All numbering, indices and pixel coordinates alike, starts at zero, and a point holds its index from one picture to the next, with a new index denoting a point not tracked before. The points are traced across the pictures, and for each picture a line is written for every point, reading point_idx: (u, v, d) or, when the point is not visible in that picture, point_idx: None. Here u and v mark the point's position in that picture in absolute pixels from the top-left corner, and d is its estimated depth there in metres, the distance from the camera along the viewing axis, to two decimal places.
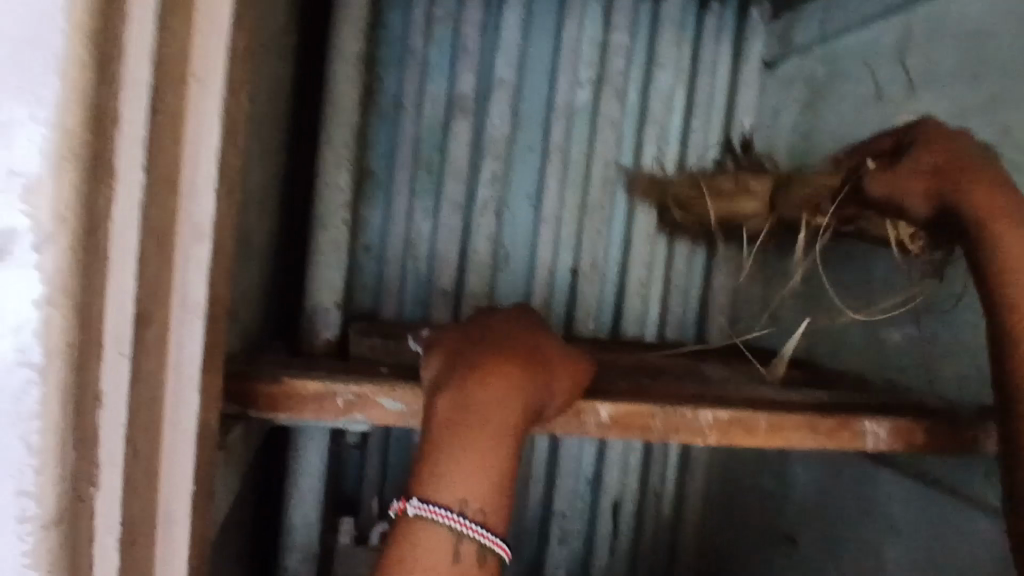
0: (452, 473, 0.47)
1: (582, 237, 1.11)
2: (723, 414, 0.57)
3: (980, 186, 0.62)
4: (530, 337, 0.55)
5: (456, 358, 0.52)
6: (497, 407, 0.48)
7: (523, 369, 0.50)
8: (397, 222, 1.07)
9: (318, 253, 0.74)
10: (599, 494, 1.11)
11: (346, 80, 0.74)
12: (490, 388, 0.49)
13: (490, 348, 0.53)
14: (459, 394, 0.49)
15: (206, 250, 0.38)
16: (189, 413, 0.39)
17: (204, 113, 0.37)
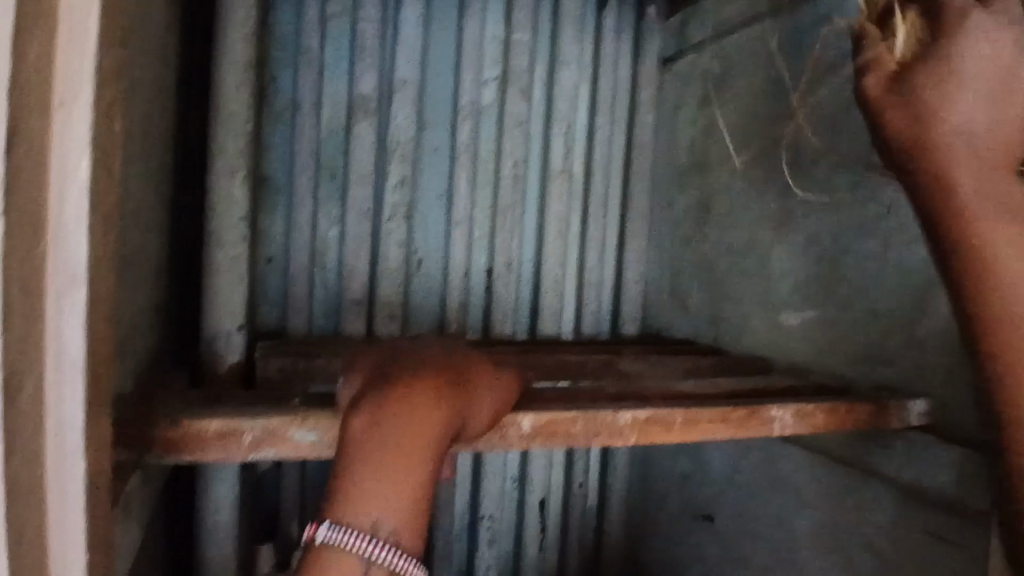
0: (365, 497, 0.45)
1: (495, 237, 1.10)
2: (640, 413, 0.58)
3: (974, 170, 0.53)
4: (450, 352, 0.54)
5: (373, 375, 0.50)
6: (410, 424, 0.46)
7: (443, 383, 0.49)
8: (301, 231, 1.02)
9: (215, 272, 0.70)
10: (525, 493, 1.11)
11: (236, 87, 0.69)
12: (403, 404, 0.47)
13: (409, 364, 0.51)
14: (373, 412, 0.47)
15: (83, 301, 0.33)
16: (76, 481, 0.34)
17: (69, 144, 0.32)
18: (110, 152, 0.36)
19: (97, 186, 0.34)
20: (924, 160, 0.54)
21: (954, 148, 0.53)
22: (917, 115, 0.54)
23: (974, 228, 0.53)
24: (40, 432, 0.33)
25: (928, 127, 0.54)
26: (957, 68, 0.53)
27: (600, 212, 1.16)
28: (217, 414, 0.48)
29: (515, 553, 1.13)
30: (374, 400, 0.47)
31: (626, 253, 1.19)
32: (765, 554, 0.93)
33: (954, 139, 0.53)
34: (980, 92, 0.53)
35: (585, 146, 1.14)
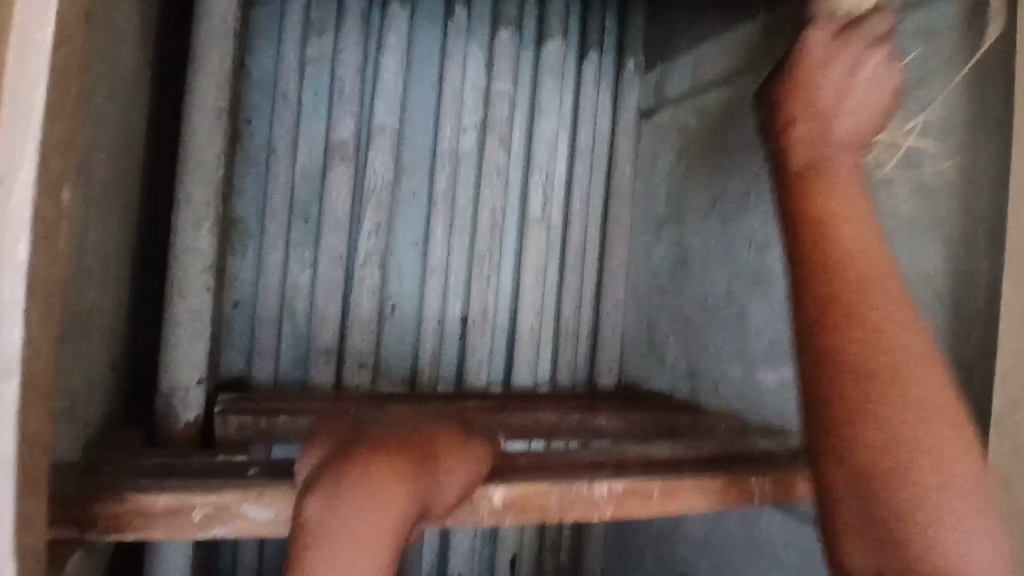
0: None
1: (471, 286, 1.09)
2: (617, 485, 0.56)
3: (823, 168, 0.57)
4: (418, 418, 0.52)
5: (337, 444, 0.47)
6: (377, 494, 0.43)
7: (407, 461, 0.45)
8: (271, 275, 0.99)
9: (176, 323, 0.67)
10: (496, 551, 1.08)
11: (206, 134, 0.67)
12: (369, 472, 0.44)
13: (374, 431, 0.48)
14: (327, 496, 0.43)
15: (14, 391, 0.31)
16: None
17: (11, 223, 0.30)
18: (59, 224, 0.34)
19: (40, 266, 0.32)
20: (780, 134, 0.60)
21: (804, 126, 0.59)
22: (781, 93, 0.61)
23: (821, 216, 0.55)
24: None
25: (790, 100, 0.60)
26: (814, 63, 0.59)
27: (577, 261, 1.15)
28: (165, 488, 0.44)
29: None
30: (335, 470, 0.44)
31: (603, 303, 1.18)
32: None
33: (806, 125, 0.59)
34: (829, 91, 0.59)
35: (563, 195, 1.14)
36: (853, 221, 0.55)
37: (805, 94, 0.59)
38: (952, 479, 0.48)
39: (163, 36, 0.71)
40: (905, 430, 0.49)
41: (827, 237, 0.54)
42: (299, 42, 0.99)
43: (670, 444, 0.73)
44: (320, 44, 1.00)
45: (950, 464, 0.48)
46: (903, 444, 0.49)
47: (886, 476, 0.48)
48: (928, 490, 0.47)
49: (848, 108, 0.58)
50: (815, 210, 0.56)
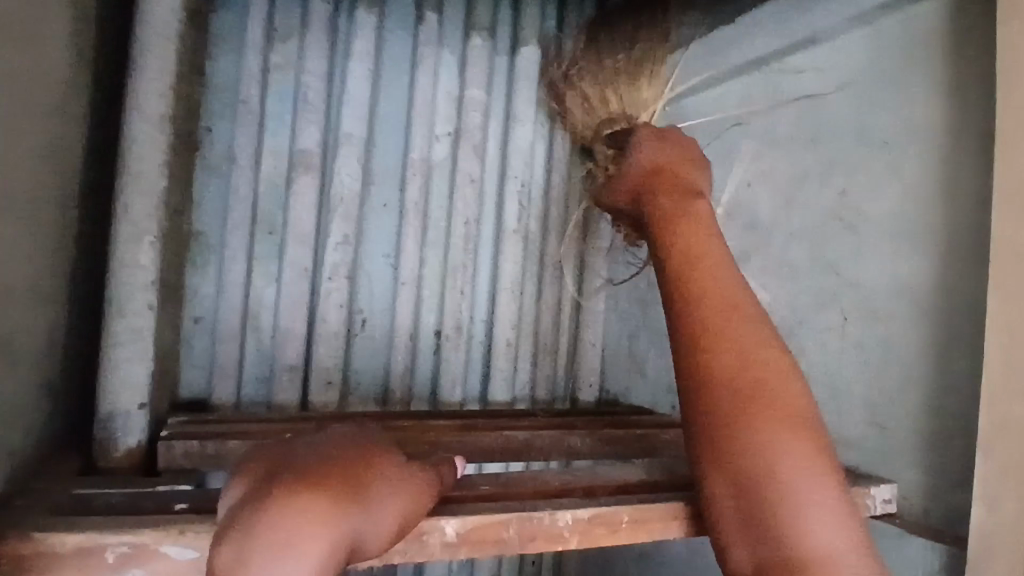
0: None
1: (444, 300, 1.05)
2: (583, 513, 0.52)
3: (675, 176, 0.66)
4: (356, 437, 0.47)
5: (263, 476, 0.42)
6: (302, 539, 0.38)
7: (333, 501, 0.40)
8: (232, 291, 0.95)
9: (115, 343, 0.62)
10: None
11: (146, 142, 0.63)
12: (293, 515, 0.39)
13: (301, 459, 0.43)
14: (240, 542, 0.38)
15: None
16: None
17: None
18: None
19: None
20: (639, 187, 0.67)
21: (667, 173, 0.66)
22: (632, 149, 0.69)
23: (663, 199, 0.64)
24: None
25: (660, 145, 0.68)
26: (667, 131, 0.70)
27: (554, 273, 1.12)
28: (78, 525, 0.41)
29: None
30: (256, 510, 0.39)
31: (584, 316, 1.14)
32: None
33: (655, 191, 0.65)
34: (656, 145, 0.68)
35: (539, 204, 1.10)
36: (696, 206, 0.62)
37: (657, 142, 0.68)
38: (807, 483, 0.50)
39: (104, 40, 0.67)
40: (763, 442, 0.51)
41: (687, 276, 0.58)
42: (262, 49, 0.96)
43: (644, 463, 0.69)
44: (284, 51, 0.97)
45: (811, 473, 0.50)
46: (768, 450, 0.51)
47: (753, 481, 0.50)
48: (787, 486, 0.50)
49: (675, 156, 0.67)
50: (659, 198, 0.64)
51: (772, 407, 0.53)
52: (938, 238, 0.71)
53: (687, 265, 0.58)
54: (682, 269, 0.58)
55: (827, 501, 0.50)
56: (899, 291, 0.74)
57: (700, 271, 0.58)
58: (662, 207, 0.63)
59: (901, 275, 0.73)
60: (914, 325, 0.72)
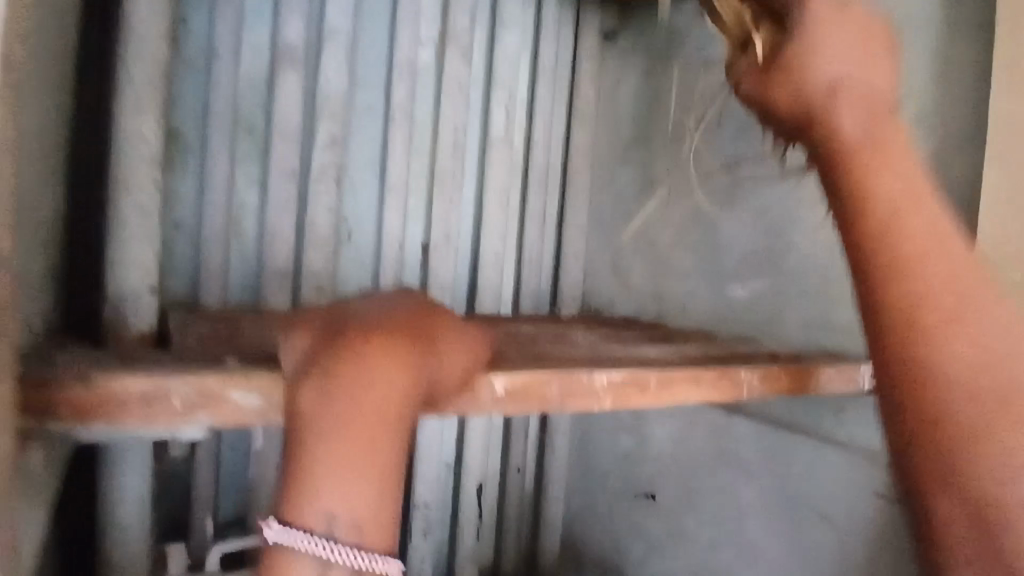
0: (324, 504, 0.38)
1: (432, 210, 1.03)
2: (617, 375, 0.54)
3: (795, 64, 0.48)
4: (411, 305, 0.49)
5: (326, 328, 0.44)
6: (378, 394, 0.41)
7: (408, 352, 0.43)
8: (217, 191, 0.90)
9: (123, 223, 0.62)
10: (462, 478, 1.06)
11: (148, 8, 0.62)
12: (370, 373, 0.41)
13: (367, 319, 0.44)
14: (321, 387, 0.40)
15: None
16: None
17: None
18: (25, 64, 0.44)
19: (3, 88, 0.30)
20: (778, 80, 0.49)
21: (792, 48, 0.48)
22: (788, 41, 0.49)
23: (824, 131, 0.47)
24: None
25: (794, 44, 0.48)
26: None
27: (541, 186, 1.11)
28: (137, 373, 0.39)
29: (449, 541, 1.08)
30: (331, 367, 0.41)
31: (566, 230, 1.15)
32: (710, 528, 0.93)
33: (830, 83, 0.47)
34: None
35: (526, 114, 1.08)
36: (864, 125, 0.46)
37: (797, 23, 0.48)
38: None
39: None
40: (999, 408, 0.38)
41: (878, 206, 0.43)
42: None
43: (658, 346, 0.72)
44: None
45: None
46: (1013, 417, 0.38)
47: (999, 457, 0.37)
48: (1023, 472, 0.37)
49: (832, 41, 0.47)
50: (836, 141, 0.46)
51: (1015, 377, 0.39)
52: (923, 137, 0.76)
53: (874, 186, 0.44)
54: (889, 202, 0.43)
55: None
56: None
57: (893, 177, 0.44)
58: (884, 179, 0.44)
59: None
60: None
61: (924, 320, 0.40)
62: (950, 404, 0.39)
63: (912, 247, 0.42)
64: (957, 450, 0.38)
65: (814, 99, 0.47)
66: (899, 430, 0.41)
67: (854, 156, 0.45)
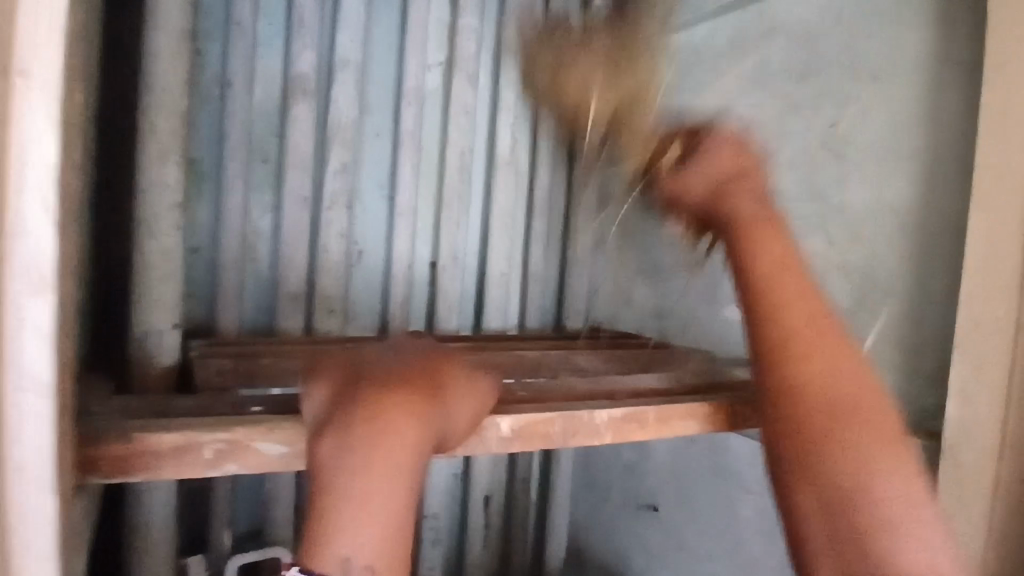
0: (343, 551, 0.42)
1: (440, 231, 1.05)
2: (617, 412, 0.57)
3: (696, 172, 0.58)
4: (422, 351, 0.51)
5: (347, 378, 0.47)
6: (390, 447, 0.44)
7: (421, 404, 0.46)
8: (232, 217, 0.93)
9: (148, 265, 0.67)
10: (469, 490, 1.09)
11: (168, 56, 0.67)
12: (383, 427, 0.44)
13: (381, 370, 0.47)
14: (341, 438, 0.43)
15: (49, 315, 0.30)
16: (42, 512, 0.31)
17: (27, 126, 0.29)
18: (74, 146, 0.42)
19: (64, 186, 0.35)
20: (683, 187, 0.59)
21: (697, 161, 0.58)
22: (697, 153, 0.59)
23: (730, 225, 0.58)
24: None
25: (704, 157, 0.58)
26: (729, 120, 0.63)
27: (545, 206, 1.13)
28: (170, 426, 0.42)
29: (457, 551, 1.11)
30: (347, 422, 0.44)
31: (572, 247, 1.16)
32: (709, 541, 0.96)
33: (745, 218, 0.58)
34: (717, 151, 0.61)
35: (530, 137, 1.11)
36: (751, 215, 0.58)
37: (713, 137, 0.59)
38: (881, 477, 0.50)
39: None
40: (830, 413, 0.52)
41: (777, 310, 0.55)
42: None
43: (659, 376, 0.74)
44: None
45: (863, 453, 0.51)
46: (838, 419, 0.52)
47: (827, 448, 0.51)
48: (847, 459, 0.51)
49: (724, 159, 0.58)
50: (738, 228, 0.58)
51: (842, 391, 0.53)
52: (910, 165, 0.77)
53: (777, 289, 0.56)
54: (783, 301, 0.55)
55: (910, 508, 0.50)
56: (885, 213, 0.79)
57: (761, 257, 0.57)
58: (765, 253, 0.57)
59: (884, 199, 0.79)
60: (895, 244, 0.78)
61: (790, 373, 0.54)
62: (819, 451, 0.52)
63: (800, 334, 0.54)
64: (826, 485, 0.51)
65: (718, 196, 0.58)
66: (783, 470, 0.53)
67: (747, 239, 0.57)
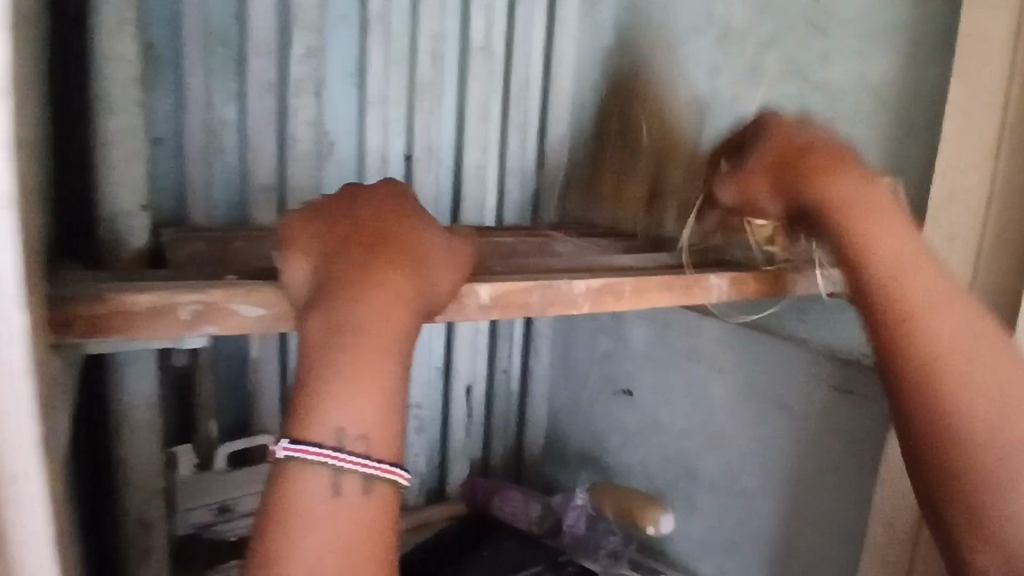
0: (329, 409, 0.43)
1: (413, 120, 1.02)
2: (594, 283, 0.57)
3: (830, 177, 0.61)
4: (390, 214, 0.51)
5: (327, 255, 0.47)
6: (378, 310, 0.45)
7: (406, 278, 0.47)
8: (195, 106, 0.89)
9: (109, 145, 0.64)
10: (452, 380, 1.12)
11: None
12: (369, 293, 0.46)
13: (364, 237, 0.48)
14: (327, 319, 0.44)
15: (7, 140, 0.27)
16: (15, 343, 0.29)
17: None
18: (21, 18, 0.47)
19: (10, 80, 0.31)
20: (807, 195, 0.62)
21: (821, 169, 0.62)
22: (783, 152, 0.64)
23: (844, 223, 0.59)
24: None
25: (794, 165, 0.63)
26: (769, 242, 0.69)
27: (522, 94, 1.09)
28: (145, 289, 0.42)
29: (441, 439, 1.15)
30: (332, 291, 0.45)
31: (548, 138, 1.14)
32: (682, 420, 1.00)
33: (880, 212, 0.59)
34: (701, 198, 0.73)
35: (505, 20, 1.05)
36: (879, 220, 0.59)
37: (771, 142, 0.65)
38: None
39: None
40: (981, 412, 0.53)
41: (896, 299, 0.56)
42: None
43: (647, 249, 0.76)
44: None
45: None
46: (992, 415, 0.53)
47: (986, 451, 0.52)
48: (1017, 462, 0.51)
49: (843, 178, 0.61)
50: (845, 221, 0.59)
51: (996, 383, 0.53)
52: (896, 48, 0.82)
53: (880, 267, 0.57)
54: (916, 289, 0.56)
55: None
56: (865, 91, 0.79)
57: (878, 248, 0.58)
58: (882, 245, 0.58)
59: (867, 75, 0.79)
60: None
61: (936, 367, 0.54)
62: (976, 459, 0.52)
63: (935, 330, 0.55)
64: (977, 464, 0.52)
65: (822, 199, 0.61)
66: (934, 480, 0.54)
67: (862, 237, 0.58)
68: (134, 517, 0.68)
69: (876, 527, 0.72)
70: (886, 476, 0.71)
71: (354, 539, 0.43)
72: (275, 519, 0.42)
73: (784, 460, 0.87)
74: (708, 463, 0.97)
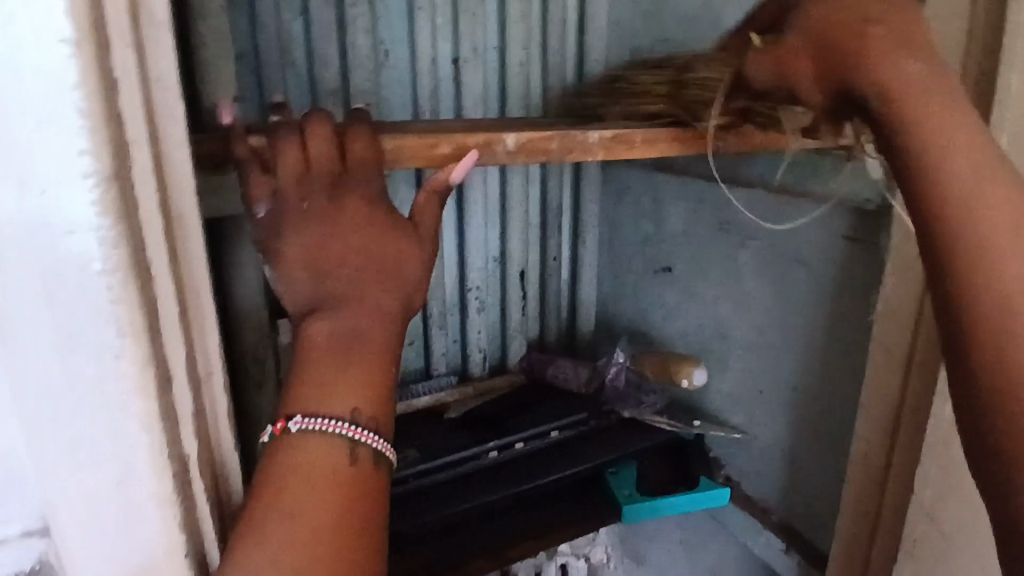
0: (334, 379, 0.50)
1: (459, 22, 1.09)
2: (606, 133, 0.67)
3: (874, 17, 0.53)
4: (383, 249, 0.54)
5: (319, 269, 0.52)
6: (375, 329, 0.52)
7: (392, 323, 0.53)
8: (267, 21, 0.97)
9: (204, 48, 0.78)
10: (507, 265, 1.23)
11: None
12: (359, 309, 0.52)
13: (347, 246, 0.53)
14: (326, 334, 0.51)
15: None
16: (175, 121, 0.41)
17: None
18: None
19: None
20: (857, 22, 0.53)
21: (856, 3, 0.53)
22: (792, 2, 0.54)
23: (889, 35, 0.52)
24: (149, 89, 0.40)
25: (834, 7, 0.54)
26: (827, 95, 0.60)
27: None
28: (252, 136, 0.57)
29: (500, 320, 1.27)
30: (327, 284, 0.52)
31: (588, 34, 1.19)
32: (715, 288, 1.09)
33: None
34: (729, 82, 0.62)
35: None
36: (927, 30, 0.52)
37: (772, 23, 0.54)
38: None
39: None
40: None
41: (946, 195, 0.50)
42: None
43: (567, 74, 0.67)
44: None
45: None
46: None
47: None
48: None
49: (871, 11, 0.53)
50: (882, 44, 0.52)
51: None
52: None
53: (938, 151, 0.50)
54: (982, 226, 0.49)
55: None
56: None
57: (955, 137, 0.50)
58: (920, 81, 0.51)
59: None
60: None
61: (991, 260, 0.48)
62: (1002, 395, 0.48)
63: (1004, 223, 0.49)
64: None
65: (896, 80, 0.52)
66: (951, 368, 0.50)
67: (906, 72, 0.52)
68: (247, 355, 0.85)
69: (876, 355, 0.81)
70: (883, 310, 0.80)
71: (346, 502, 0.47)
72: (275, 485, 0.46)
73: (805, 313, 0.95)
74: (736, 322, 1.06)
